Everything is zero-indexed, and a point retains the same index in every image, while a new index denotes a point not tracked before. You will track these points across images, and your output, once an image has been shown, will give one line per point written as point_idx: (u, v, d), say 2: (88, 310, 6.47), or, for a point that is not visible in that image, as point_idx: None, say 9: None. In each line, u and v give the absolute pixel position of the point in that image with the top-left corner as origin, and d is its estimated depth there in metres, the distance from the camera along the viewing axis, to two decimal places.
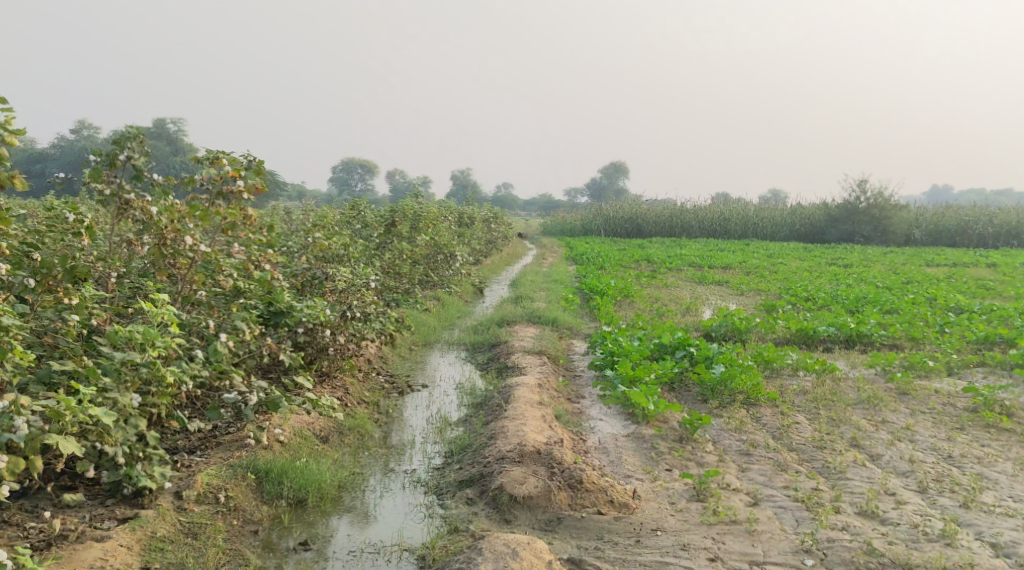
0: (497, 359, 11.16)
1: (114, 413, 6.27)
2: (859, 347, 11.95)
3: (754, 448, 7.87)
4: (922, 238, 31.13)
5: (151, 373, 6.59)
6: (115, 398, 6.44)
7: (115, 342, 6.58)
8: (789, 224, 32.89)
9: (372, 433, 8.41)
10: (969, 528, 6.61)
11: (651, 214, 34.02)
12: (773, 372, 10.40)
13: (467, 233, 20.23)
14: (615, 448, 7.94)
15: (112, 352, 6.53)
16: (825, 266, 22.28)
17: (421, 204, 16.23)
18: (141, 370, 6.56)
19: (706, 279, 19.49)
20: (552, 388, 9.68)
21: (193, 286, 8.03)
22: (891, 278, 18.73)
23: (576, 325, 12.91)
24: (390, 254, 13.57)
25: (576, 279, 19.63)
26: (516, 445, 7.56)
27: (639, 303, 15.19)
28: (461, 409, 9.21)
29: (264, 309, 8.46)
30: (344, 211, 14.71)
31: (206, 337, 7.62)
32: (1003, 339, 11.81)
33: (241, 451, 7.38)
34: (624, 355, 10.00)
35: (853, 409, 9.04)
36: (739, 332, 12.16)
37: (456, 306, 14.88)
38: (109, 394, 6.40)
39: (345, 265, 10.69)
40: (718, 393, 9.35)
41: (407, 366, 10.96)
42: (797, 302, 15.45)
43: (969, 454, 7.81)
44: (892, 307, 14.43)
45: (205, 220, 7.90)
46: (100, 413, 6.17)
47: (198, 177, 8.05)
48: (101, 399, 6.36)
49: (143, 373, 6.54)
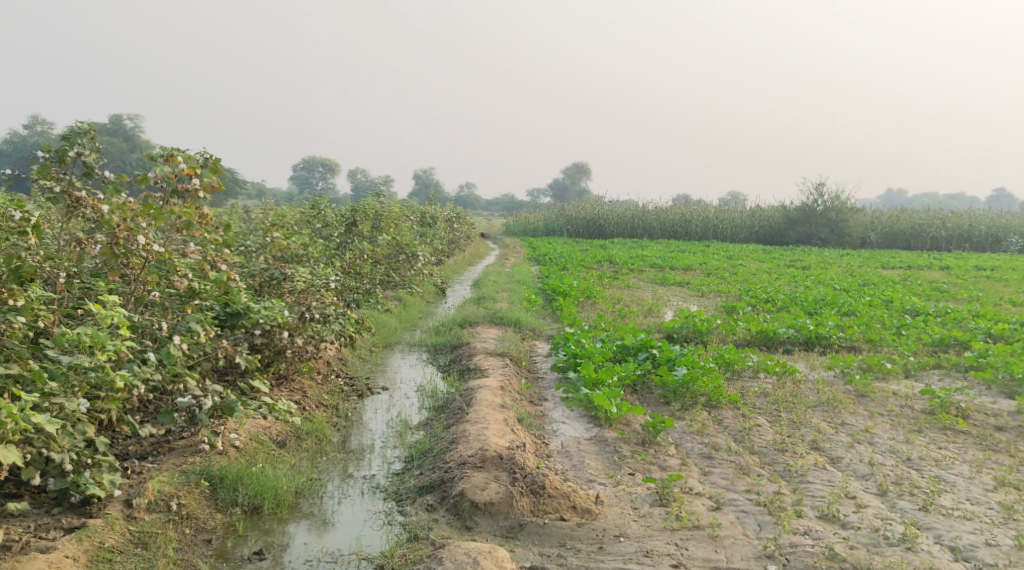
0: (458, 361, 11.05)
1: (59, 421, 6.08)
2: (818, 349, 12.02)
3: (716, 451, 7.85)
4: (877, 241, 31.53)
5: (100, 378, 6.46)
6: (62, 403, 6.27)
7: (63, 345, 6.46)
8: (749, 226, 33.15)
9: (331, 437, 8.25)
10: (928, 531, 6.63)
11: (613, 215, 34.11)
12: (734, 374, 10.41)
13: (429, 232, 20.09)
14: (577, 452, 7.87)
15: (59, 356, 6.44)
16: (784, 267, 22.45)
17: (382, 203, 16.07)
18: (89, 374, 6.45)
19: (667, 280, 19.54)
20: (514, 390, 9.59)
21: (146, 286, 7.82)
22: (848, 281, 18.92)
23: (539, 327, 12.84)
24: (351, 254, 13.39)
25: (538, 279, 19.58)
26: (478, 450, 7.46)
27: (601, 304, 15.16)
28: (421, 413, 9.09)
29: (220, 310, 8.32)
30: (304, 210, 14.51)
31: (159, 339, 7.49)
32: (958, 342, 11.95)
33: (194, 457, 7.19)
34: (587, 357, 9.94)
35: (813, 411, 9.07)
36: (701, 334, 12.17)
37: (417, 306, 14.73)
38: (55, 399, 6.23)
39: (304, 264, 10.51)
40: (680, 396, 9.33)
41: (367, 368, 10.81)
42: (757, 304, 15.53)
43: (927, 457, 7.85)
44: (849, 310, 14.56)
45: (158, 218, 7.72)
46: (44, 421, 5.97)
47: (151, 174, 7.86)
48: (48, 405, 6.20)
49: (92, 377, 6.43)
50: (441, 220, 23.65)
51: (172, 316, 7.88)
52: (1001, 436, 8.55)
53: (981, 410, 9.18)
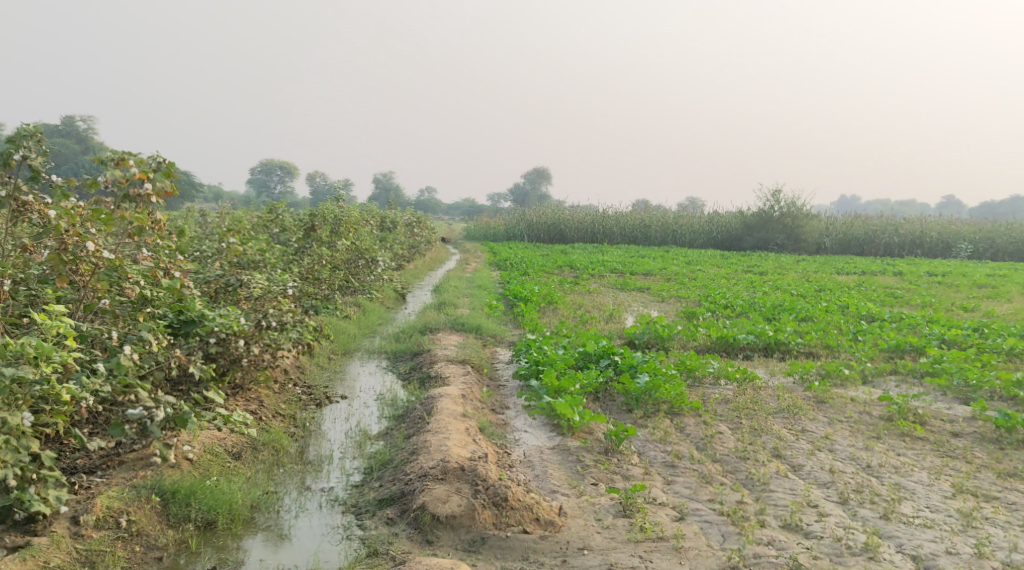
0: (419, 368, 10.90)
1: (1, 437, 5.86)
2: (777, 355, 12.06)
3: (678, 460, 7.80)
4: (832, 246, 31.84)
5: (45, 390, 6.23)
6: (5, 418, 6.01)
7: (5, 357, 6.20)
8: (707, 232, 33.37)
9: (288, 448, 8.07)
10: (890, 540, 6.64)
11: (573, 220, 34.13)
12: (695, 380, 10.39)
13: (389, 237, 19.91)
14: (540, 462, 7.78)
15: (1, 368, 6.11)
16: (742, 273, 22.59)
17: (341, 208, 15.87)
18: (33, 388, 6.21)
19: (627, 285, 19.55)
20: (475, 399, 9.47)
21: (96, 294, 7.62)
22: (805, 286, 19.07)
23: (500, 333, 12.74)
24: (309, 260, 13.18)
25: (499, 284, 19.49)
26: (440, 461, 7.33)
27: (562, 310, 15.10)
28: (381, 422, 8.93)
29: (173, 318, 8.16)
30: (261, 214, 14.27)
31: (109, 349, 7.31)
32: (913, 348, 12.06)
33: (145, 470, 6.98)
34: (549, 364, 9.85)
35: (774, 418, 9.07)
36: (662, 340, 12.18)
37: (377, 312, 14.56)
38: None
39: (261, 270, 10.29)
40: (643, 403, 9.28)
41: (325, 376, 10.63)
42: (717, 310, 15.57)
43: (887, 463, 7.86)
44: (806, 315, 14.65)
45: (108, 224, 7.54)
46: None
47: (102, 179, 7.56)
48: None
49: (37, 389, 6.20)
50: (401, 224, 23.47)
51: (123, 324, 7.80)
52: (958, 442, 8.61)
53: (937, 416, 9.25)
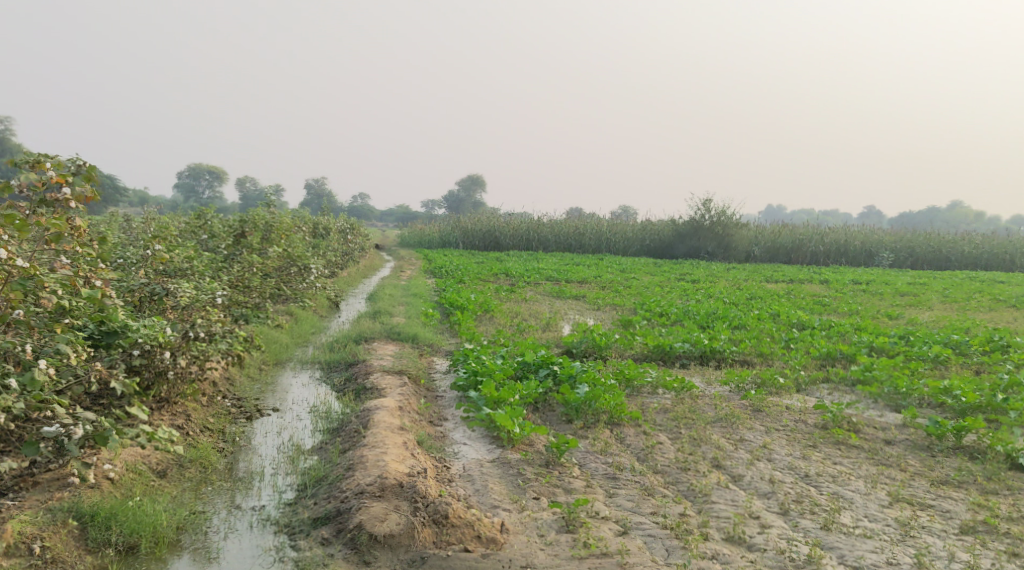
0: (354, 379, 10.62)
1: None
2: (712, 363, 12.09)
3: (620, 472, 7.70)
4: (761, 255, 32.26)
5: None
6: None
7: None
8: (640, 240, 33.65)
9: (217, 464, 7.75)
10: (832, 551, 6.63)
11: (508, 228, 34.02)
12: (634, 390, 10.32)
13: (321, 245, 19.53)
14: (479, 475, 7.61)
15: None
16: (674, 281, 22.77)
17: (273, 214, 15.48)
18: None
19: (562, 293, 19.48)
20: (413, 411, 9.25)
21: (10, 305, 7.21)
22: (737, 294, 19.27)
23: (436, 342, 12.52)
24: (239, 267, 12.80)
25: (435, 292, 19.26)
26: (377, 478, 7.10)
27: (498, 318, 14.94)
28: (315, 436, 8.66)
29: (94, 329, 7.86)
30: (190, 221, 13.82)
31: (23, 363, 6.97)
32: (843, 355, 12.18)
33: (62, 492, 6.63)
34: (487, 374, 9.69)
35: (712, 427, 9.04)
36: (600, 349, 12.07)
37: (310, 321, 14.21)
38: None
39: (189, 279, 9.91)
40: (582, 413, 9.17)
41: (256, 388, 10.29)
42: (652, 317, 15.60)
43: (825, 473, 7.87)
44: (739, 323, 14.74)
45: (23, 230, 7.08)
46: None
47: (16, 182, 7.20)
48: None
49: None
50: (334, 231, 23.07)
51: (39, 336, 7.42)
52: (891, 450, 8.67)
53: (871, 424, 9.31)
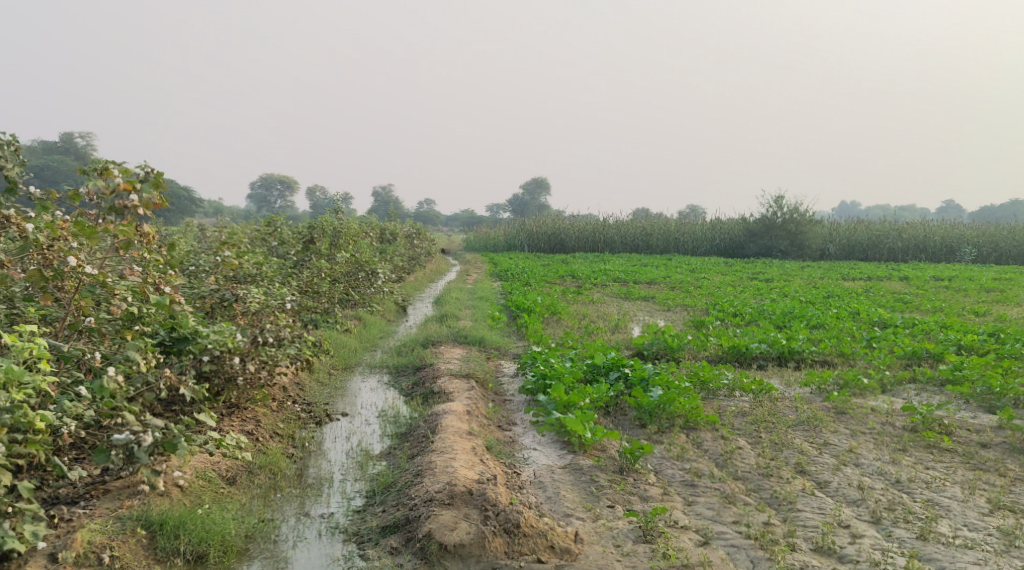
0: (422, 383, 10.48)
1: None
2: (791, 364, 11.66)
3: (698, 478, 7.38)
4: (836, 253, 31.38)
5: (12, 420, 5.79)
6: None
7: None
8: (709, 239, 33.05)
9: (287, 470, 7.66)
10: (930, 563, 6.23)
11: (573, 230, 33.77)
12: (709, 394, 9.97)
13: (388, 250, 19.51)
14: (551, 483, 7.37)
15: None
16: (747, 280, 22.20)
17: (340, 220, 15.49)
18: None
19: (631, 294, 19.13)
20: (481, 415, 9.05)
21: (80, 313, 7.19)
22: (813, 293, 18.67)
23: (504, 345, 12.32)
24: (308, 273, 12.79)
25: (501, 295, 19.07)
26: (445, 485, 6.91)
27: (567, 321, 14.68)
28: (383, 441, 8.52)
29: (166, 335, 7.80)
30: (260, 228, 13.86)
31: (93, 371, 6.96)
32: (930, 354, 11.61)
33: (132, 500, 6.59)
34: (557, 378, 9.44)
35: (794, 431, 8.66)
36: (672, 350, 11.72)
37: (377, 325, 14.15)
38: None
39: (258, 285, 9.87)
40: (657, 417, 8.88)
41: (326, 393, 10.20)
42: (725, 318, 15.18)
43: (917, 478, 7.42)
44: (817, 323, 14.23)
45: (92, 238, 7.04)
46: None
47: (84, 190, 7.16)
48: None
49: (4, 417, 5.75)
50: (401, 236, 23.09)
51: (110, 343, 7.37)
52: (988, 453, 8.17)
53: (964, 426, 8.80)
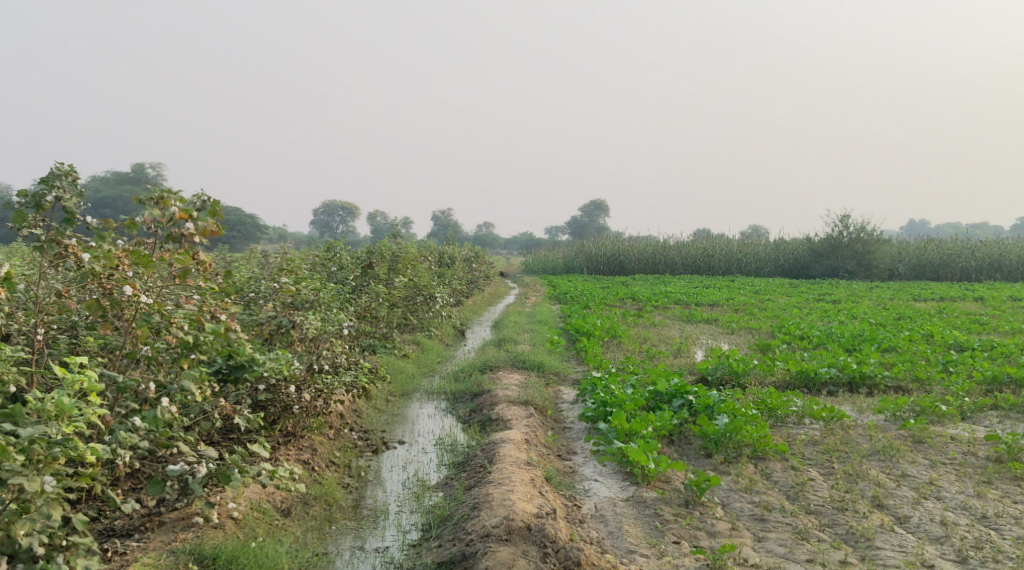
0: (480, 410, 10.28)
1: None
2: (863, 390, 11.21)
3: (768, 512, 7.04)
4: (906, 273, 30.51)
5: (63, 455, 5.57)
6: (22, 484, 5.40)
7: (21, 417, 5.59)
8: (772, 260, 32.41)
9: (342, 501, 7.53)
10: None
11: (632, 251, 33.39)
12: (777, 421, 9.60)
13: (446, 274, 19.43)
14: (613, 516, 7.09)
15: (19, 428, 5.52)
16: (813, 302, 21.62)
17: (399, 245, 15.43)
18: (55, 449, 5.57)
19: (693, 316, 18.75)
20: (540, 444, 8.81)
21: (137, 341, 7.07)
22: (883, 314, 18.06)
23: (563, 370, 12.08)
24: (366, 298, 12.73)
25: (561, 318, 18.84)
26: (503, 519, 6.68)
27: (627, 344, 14.40)
28: (440, 471, 8.33)
29: (223, 363, 7.78)
30: (319, 253, 13.84)
31: (149, 401, 6.88)
32: (1012, 379, 11.05)
33: (186, 532, 6.50)
34: (618, 405, 9.14)
35: (869, 461, 8.25)
36: (737, 375, 11.34)
37: (436, 350, 14.02)
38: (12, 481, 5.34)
39: (316, 311, 9.77)
40: (723, 446, 8.53)
41: (383, 420, 10.07)
42: (792, 341, 14.73)
43: (1005, 513, 6.97)
44: (890, 346, 13.71)
45: (147, 266, 6.92)
46: None
47: (140, 219, 7.04)
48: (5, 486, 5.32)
49: (57, 451, 5.55)
50: (459, 260, 23.03)
51: (166, 372, 7.29)
52: None
53: None
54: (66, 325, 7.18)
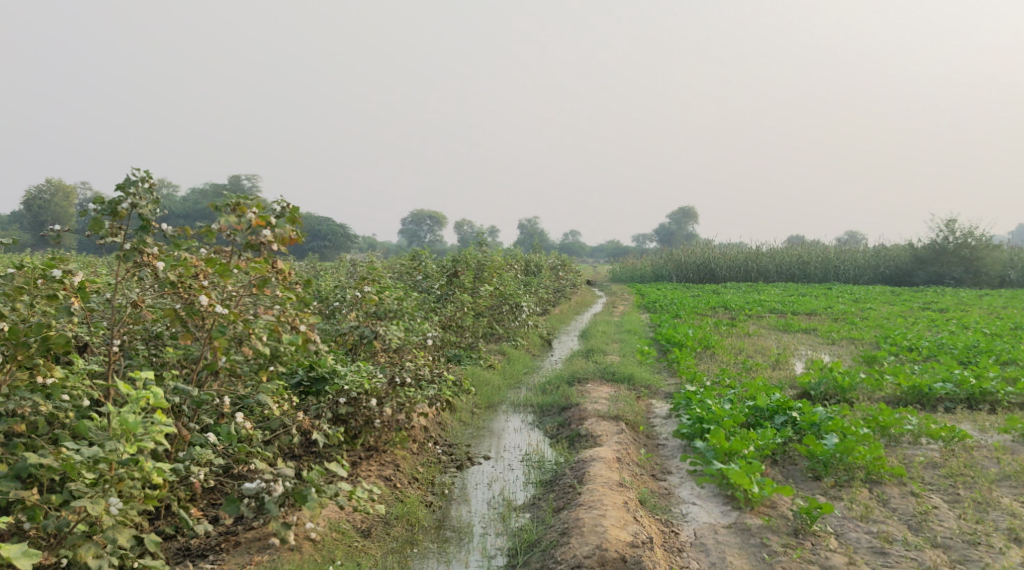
0: (568, 425, 9.81)
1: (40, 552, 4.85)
2: (983, 407, 10.36)
3: (889, 545, 6.43)
4: (1018, 280, 28.91)
5: (128, 475, 5.30)
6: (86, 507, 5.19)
7: (88, 434, 5.38)
8: (872, 267, 31.00)
9: (425, 521, 7.11)
10: None
11: (724, 258, 32.29)
12: (891, 441, 8.90)
13: (533, 282, 18.99)
14: (714, 546, 6.58)
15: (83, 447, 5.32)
16: (920, 311, 20.51)
17: (484, 253, 15.07)
18: (119, 470, 5.29)
19: (791, 325, 17.92)
20: (633, 462, 8.30)
21: (215, 353, 6.79)
22: (998, 324, 16.94)
23: (654, 383, 11.50)
24: (450, 307, 12.37)
25: (650, 328, 18.23)
26: (596, 549, 6.28)
27: (721, 355, 13.75)
28: (527, 489, 7.89)
29: (304, 375, 7.67)
30: (403, 261, 13.55)
31: (225, 416, 6.60)
32: None
33: (262, 555, 6.20)
34: (716, 422, 8.56)
35: (998, 488, 7.58)
36: (843, 391, 10.60)
37: (522, 361, 13.61)
38: (75, 502, 5.14)
39: (398, 321, 9.42)
40: (833, 469, 7.90)
41: (468, 434, 9.68)
42: (899, 353, 13.86)
43: None
44: (1009, 359, 12.76)
45: (224, 275, 6.63)
46: (19, 553, 4.79)
47: (215, 226, 6.65)
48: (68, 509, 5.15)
49: (122, 473, 5.28)
50: (545, 269, 22.58)
51: (246, 385, 7.10)
52: None
53: None
54: (146, 334, 6.95)
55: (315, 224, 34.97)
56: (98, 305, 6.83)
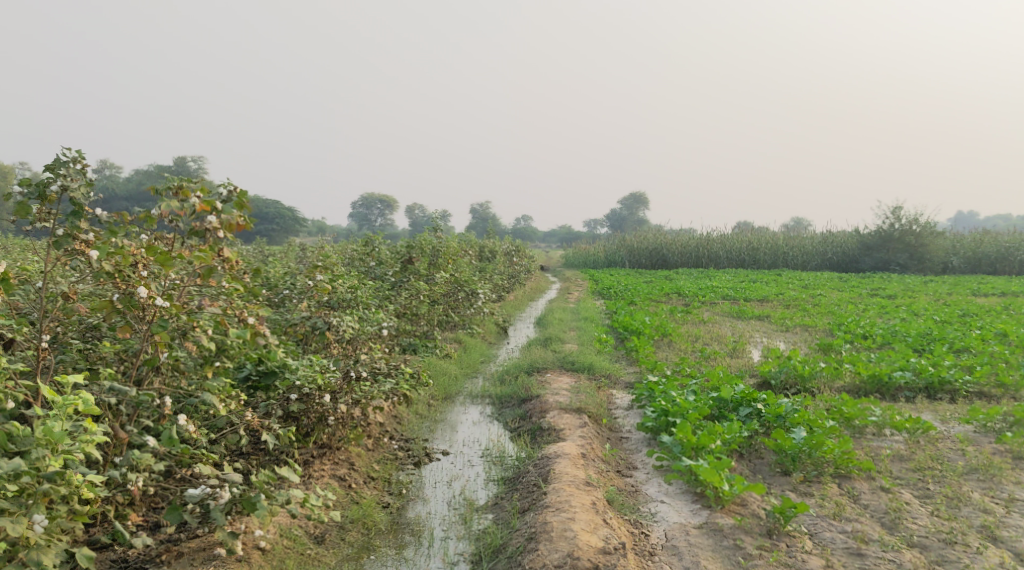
0: (529, 418, 9.47)
1: None
2: (942, 396, 10.24)
3: (866, 546, 6.28)
4: (961, 266, 29.29)
5: (54, 491, 4.96)
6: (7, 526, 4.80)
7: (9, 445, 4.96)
8: (820, 253, 31.17)
9: (382, 524, 6.77)
10: None
11: (676, 244, 32.24)
12: (855, 432, 8.67)
13: (488, 269, 18.58)
14: (687, 549, 6.37)
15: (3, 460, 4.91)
16: (869, 297, 20.55)
17: (439, 238, 14.61)
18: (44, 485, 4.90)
19: (744, 312, 17.79)
20: (597, 458, 8.01)
21: (156, 348, 6.30)
22: (946, 311, 16.99)
23: (615, 371, 11.22)
24: (405, 295, 11.92)
25: (606, 315, 17.96)
26: (567, 558, 6.03)
27: (679, 343, 13.52)
28: (489, 488, 7.56)
29: (252, 369, 7.24)
30: (355, 247, 13.05)
31: (167, 417, 6.15)
32: None
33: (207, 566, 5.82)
34: (680, 414, 8.28)
35: (966, 481, 7.44)
36: (803, 380, 10.41)
37: (478, 349, 13.23)
38: None
39: (351, 310, 8.97)
40: (801, 464, 7.68)
41: (425, 427, 9.30)
42: (854, 340, 13.75)
43: None
44: (962, 347, 12.71)
45: (165, 264, 6.12)
46: None
47: (157, 211, 6.19)
48: None
49: (46, 488, 4.90)
50: (498, 254, 22.15)
51: (189, 381, 6.64)
52: None
53: None
54: (82, 327, 6.46)
55: (263, 206, 34.18)
56: (25, 296, 6.32)
